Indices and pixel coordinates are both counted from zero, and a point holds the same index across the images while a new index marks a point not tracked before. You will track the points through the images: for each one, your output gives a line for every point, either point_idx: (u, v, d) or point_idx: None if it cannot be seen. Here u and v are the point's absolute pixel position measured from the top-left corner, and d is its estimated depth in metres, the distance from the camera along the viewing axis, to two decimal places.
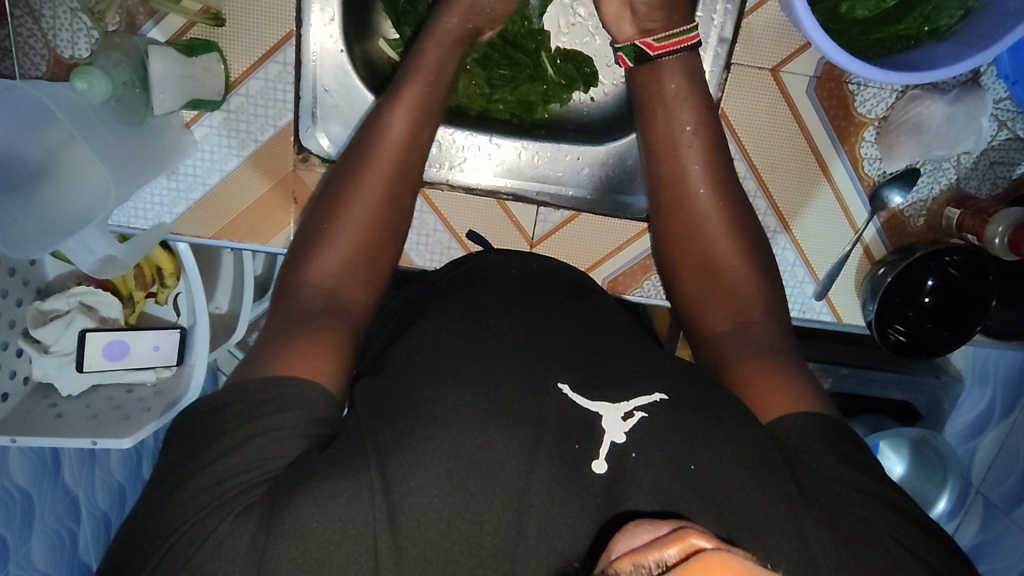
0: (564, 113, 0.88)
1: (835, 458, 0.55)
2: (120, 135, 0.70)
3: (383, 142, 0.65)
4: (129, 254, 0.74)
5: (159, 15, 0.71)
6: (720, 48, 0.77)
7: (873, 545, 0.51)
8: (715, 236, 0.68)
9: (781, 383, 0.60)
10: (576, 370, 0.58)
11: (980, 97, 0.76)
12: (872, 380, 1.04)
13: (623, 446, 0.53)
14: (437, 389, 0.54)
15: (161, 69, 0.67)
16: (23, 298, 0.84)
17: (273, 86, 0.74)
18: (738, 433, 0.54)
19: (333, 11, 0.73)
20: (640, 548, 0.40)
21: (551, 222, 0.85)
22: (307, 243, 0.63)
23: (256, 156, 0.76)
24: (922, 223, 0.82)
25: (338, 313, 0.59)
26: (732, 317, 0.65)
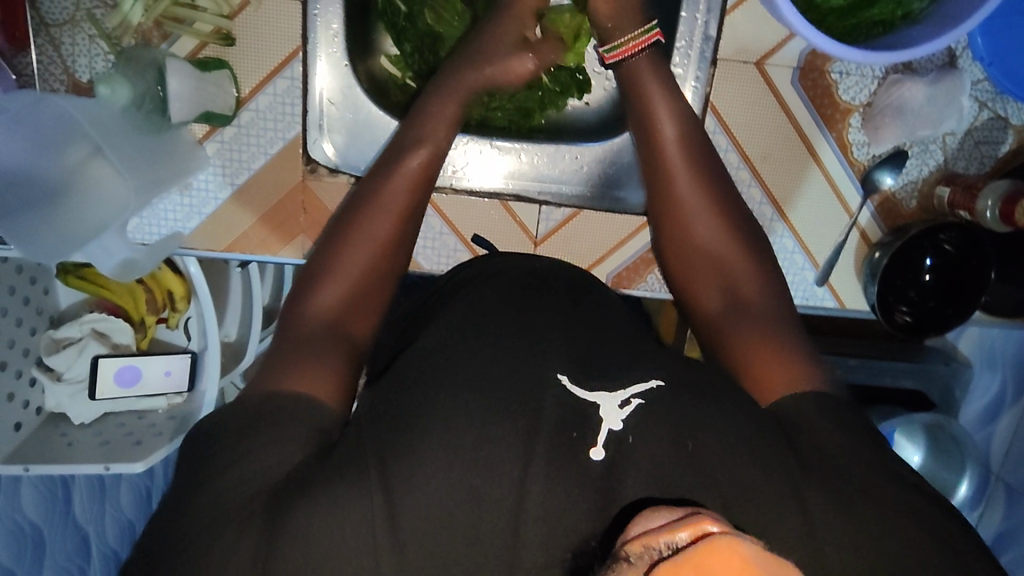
0: (559, 118, 0.90)
1: (840, 431, 0.57)
2: (138, 142, 0.74)
3: (402, 188, 0.68)
4: (148, 259, 0.79)
5: (173, 38, 0.76)
6: (706, 47, 0.79)
7: (874, 511, 0.53)
8: (701, 222, 0.72)
9: (783, 359, 0.63)
10: (573, 362, 0.60)
11: (957, 78, 0.78)
12: (885, 370, 1.04)
13: (621, 433, 0.55)
14: (442, 390, 0.57)
15: (178, 85, 0.72)
16: (37, 327, 0.91)
17: (282, 100, 0.78)
18: (727, 416, 0.56)
19: (336, 27, 0.76)
20: (655, 531, 0.42)
21: (554, 219, 0.88)
22: (312, 277, 0.66)
23: (268, 168, 0.80)
24: (914, 206, 0.84)
25: (344, 340, 0.63)
26: (725, 299, 0.70)
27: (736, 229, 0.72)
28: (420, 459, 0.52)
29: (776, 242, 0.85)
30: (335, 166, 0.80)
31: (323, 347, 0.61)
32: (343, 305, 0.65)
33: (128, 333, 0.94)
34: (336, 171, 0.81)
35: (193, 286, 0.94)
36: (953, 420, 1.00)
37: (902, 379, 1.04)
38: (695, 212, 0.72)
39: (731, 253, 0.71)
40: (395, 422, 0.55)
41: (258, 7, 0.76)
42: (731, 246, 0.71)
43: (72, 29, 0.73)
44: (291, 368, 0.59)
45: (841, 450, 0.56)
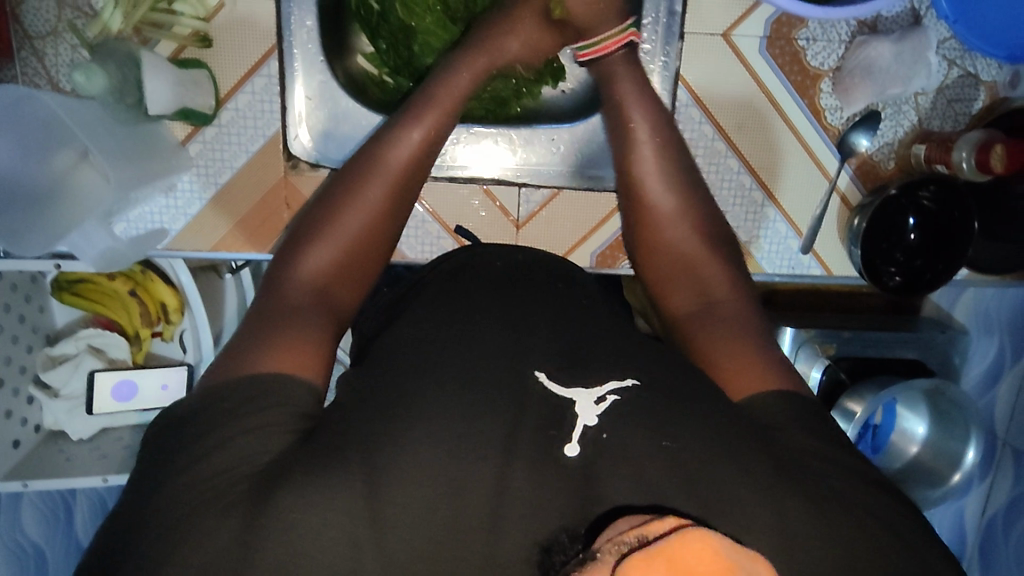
0: (537, 105, 0.91)
1: (809, 436, 0.59)
2: (120, 141, 0.74)
3: (397, 167, 0.71)
4: (130, 250, 0.80)
5: (152, 43, 0.77)
6: (671, 21, 0.81)
7: (841, 511, 0.54)
8: (668, 229, 0.75)
9: (750, 365, 0.65)
10: (553, 360, 0.62)
11: (923, 37, 0.82)
12: (880, 340, 1.04)
13: (595, 429, 0.55)
14: (418, 383, 0.59)
15: (156, 80, 0.72)
16: (34, 345, 0.96)
17: (260, 98, 0.80)
18: (702, 412, 0.58)
19: (310, 24, 0.78)
20: (629, 531, 0.44)
21: (535, 202, 0.89)
22: (300, 243, 0.68)
23: (250, 166, 0.82)
24: (893, 166, 0.89)
25: (331, 312, 0.65)
26: (697, 300, 0.71)
27: (700, 219, 0.75)
28: (399, 451, 0.53)
29: (767, 225, 0.89)
30: (316, 162, 0.82)
31: (309, 317, 0.63)
32: (330, 274, 0.66)
33: (123, 348, 0.99)
34: (317, 166, 0.82)
35: (186, 296, 0.96)
36: (954, 386, 0.94)
37: (897, 350, 1.05)
38: (663, 215, 0.75)
39: (697, 249, 0.74)
40: (380, 405, 0.57)
41: (233, 10, 0.78)
42: (699, 245, 0.74)
43: (54, 40, 0.76)
44: (269, 353, 0.59)
45: (813, 457, 0.58)
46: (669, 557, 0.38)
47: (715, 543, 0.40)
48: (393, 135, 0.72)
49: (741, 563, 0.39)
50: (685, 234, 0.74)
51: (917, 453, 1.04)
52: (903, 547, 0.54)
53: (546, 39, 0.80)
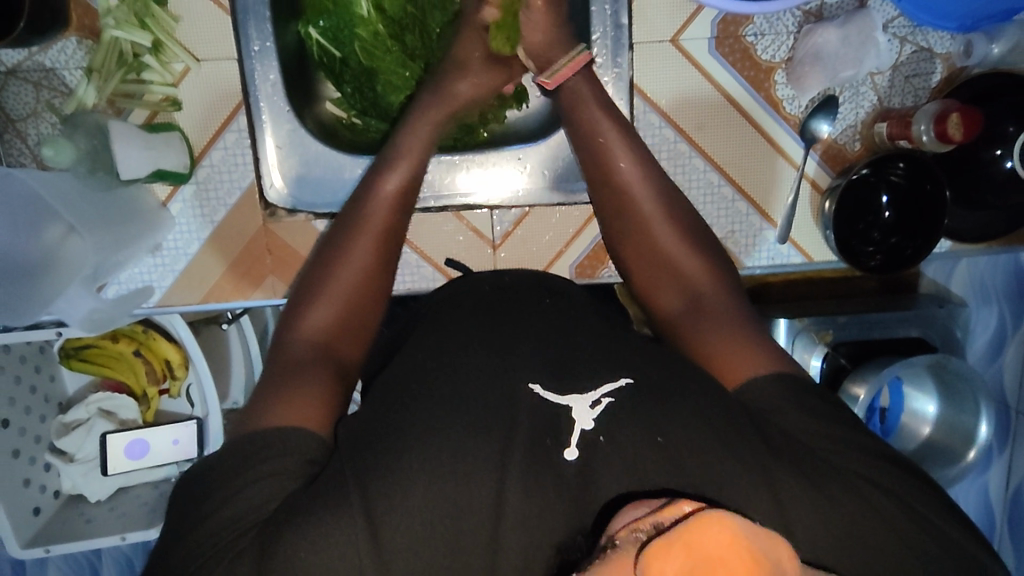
0: (503, 129, 0.94)
1: (805, 414, 0.61)
2: (98, 205, 0.78)
3: (379, 218, 0.72)
4: (115, 308, 0.84)
5: (126, 112, 0.81)
6: (619, 34, 0.84)
7: (837, 484, 0.57)
8: (667, 239, 0.74)
9: (751, 341, 0.67)
10: (545, 369, 0.63)
11: (868, 16, 0.83)
12: (877, 322, 1.05)
13: (592, 432, 0.58)
14: (416, 409, 0.60)
15: (123, 147, 0.75)
16: (46, 414, 0.98)
17: (232, 152, 0.84)
18: (686, 406, 0.59)
19: (274, 77, 0.82)
20: (644, 518, 0.45)
21: (508, 221, 0.91)
22: (300, 303, 0.69)
23: (229, 218, 0.85)
24: (859, 147, 0.89)
25: (335, 363, 0.66)
26: (684, 298, 0.72)
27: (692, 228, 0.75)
28: (403, 474, 0.55)
29: (739, 219, 0.90)
30: (291, 207, 0.85)
31: (305, 369, 0.63)
32: (333, 328, 0.67)
33: (133, 408, 1.00)
34: (294, 211, 0.86)
35: (189, 351, 0.98)
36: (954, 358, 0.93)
37: (897, 329, 1.05)
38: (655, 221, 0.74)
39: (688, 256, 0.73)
40: (373, 436, 0.58)
41: (199, 72, 0.82)
42: (694, 255, 0.73)
43: (35, 120, 0.81)
44: (278, 410, 0.60)
45: (806, 431, 0.61)
46: (687, 542, 0.39)
47: (732, 525, 0.40)
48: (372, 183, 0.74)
49: (761, 542, 0.40)
50: (671, 240, 0.73)
51: (929, 434, 1.01)
52: (903, 511, 0.57)
53: (502, 73, 0.82)
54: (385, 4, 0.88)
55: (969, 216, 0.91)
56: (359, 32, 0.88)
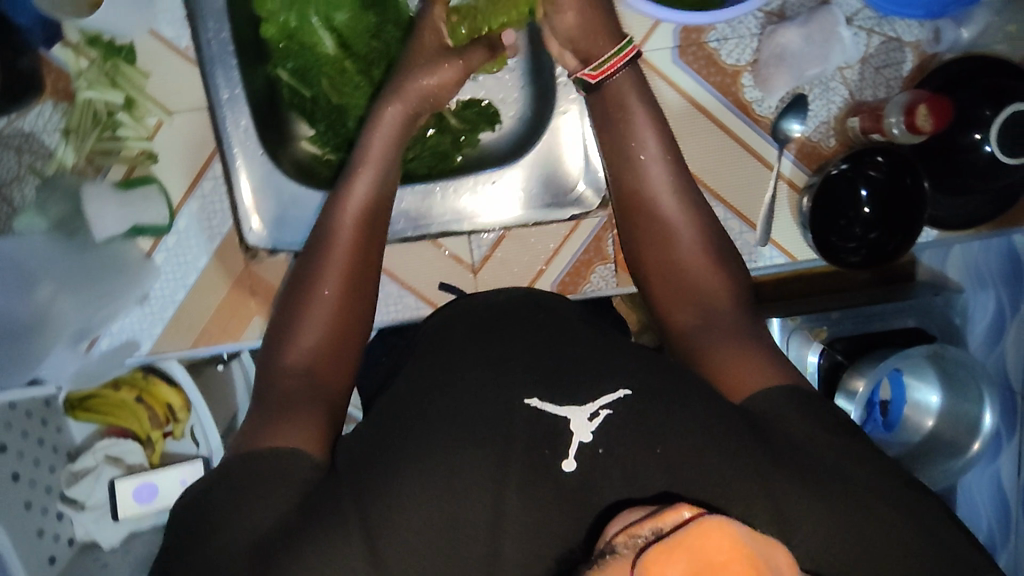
0: (477, 151, 0.95)
1: (798, 412, 0.61)
2: (79, 260, 0.81)
3: (348, 234, 0.73)
4: (100, 368, 0.86)
5: (105, 168, 0.83)
6: None
7: (830, 480, 0.57)
8: (684, 240, 0.75)
9: (755, 362, 0.66)
10: (540, 384, 0.63)
11: (829, 13, 0.83)
12: (871, 314, 1.05)
13: (590, 445, 0.58)
14: (416, 433, 0.61)
15: (97, 204, 0.80)
16: (56, 465, 0.98)
17: (211, 199, 0.86)
18: (668, 413, 0.59)
19: (243, 121, 0.83)
20: (636, 522, 0.47)
21: (485, 245, 0.91)
22: (279, 336, 0.69)
23: (212, 263, 0.87)
24: (835, 142, 0.88)
25: (321, 395, 0.65)
26: (699, 313, 0.72)
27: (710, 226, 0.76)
28: (400, 495, 0.56)
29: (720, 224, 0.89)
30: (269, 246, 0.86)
31: (305, 398, 0.64)
32: (316, 356, 0.67)
33: (138, 453, 1.04)
34: (275, 251, 0.87)
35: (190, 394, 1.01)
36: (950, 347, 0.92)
37: (894, 320, 1.05)
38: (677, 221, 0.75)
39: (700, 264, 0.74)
40: (373, 455, 0.61)
41: (172, 124, 0.84)
42: (709, 265, 0.74)
43: (19, 184, 0.80)
44: (271, 432, 0.61)
45: (799, 432, 0.60)
46: (687, 547, 0.41)
47: (732, 530, 0.42)
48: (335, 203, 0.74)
49: (757, 545, 0.42)
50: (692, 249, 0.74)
51: (933, 426, 1.00)
52: (897, 498, 0.57)
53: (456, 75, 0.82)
54: (351, 42, 0.90)
55: (953, 203, 0.90)
56: (326, 70, 0.90)
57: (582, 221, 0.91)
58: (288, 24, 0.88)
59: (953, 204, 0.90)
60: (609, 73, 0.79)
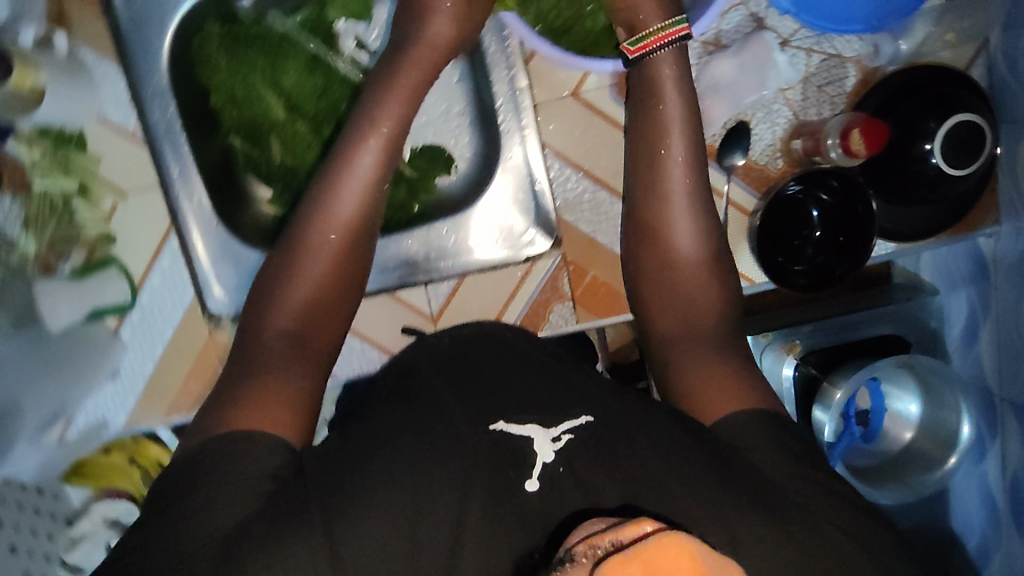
0: (435, 198, 0.92)
1: (748, 431, 0.65)
2: (43, 354, 0.85)
3: (354, 199, 0.76)
4: (69, 451, 0.89)
5: (66, 253, 0.86)
6: (517, 97, 0.87)
7: (773, 493, 0.60)
8: (683, 238, 0.80)
9: (727, 377, 0.71)
10: (504, 408, 0.67)
11: (763, 42, 0.84)
12: (844, 323, 1.03)
13: (553, 465, 0.62)
14: (379, 457, 0.63)
15: (54, 294, 0.85)
16: (54, 530, 0.89)
17: (171, 272, 0.89)
18: (625, 437, 0.63)
19: (199, 196, 0.86)
20: (598, 533, 0.48)
21: (443, 294, 0.93)
22: (275, 283, 0.74)
23: (177, 335, 0.90)
24: (782, 164, 0.88)
25: (306, 352, 0.72)
26: (682, 322, 0.78)
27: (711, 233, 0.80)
28: (364, 516, 0.58)
29: None
30: (231, 312, 0.89)
31: (288, 363, 0.70)
32: (303, 312, 0.73)
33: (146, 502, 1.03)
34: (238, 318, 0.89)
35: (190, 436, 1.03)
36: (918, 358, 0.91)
37: (869, 326, 1.03)
38: (677, 220, 0.79)
39: (694, 273, 0.79)
40: (338, 466, 0.62)
41: (125, 205, 0.88)
42: (703, 282, 0.78)
43: None
44: (252, 413, 0.66)
45: (750, 447, 0.64)
46: (646, 560, 0.42)
47: (689, 547, 0.43)
48: (347, 165, 0.77)
49: (714, 567, 0.43)
50: (693, 254, 0.79)
51: (912, 439, 0.99)
52: (836, 503, 0.60)
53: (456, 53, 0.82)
54: (299, 102, 0.89)
55: (906, 212, 0.88)
56: (276, 132, 0.90)
57: (536, 263, 0.91)
58: (234, 92, 0.88)
59: (908, 214, 0.89)
60: (648, 52, 0.80)
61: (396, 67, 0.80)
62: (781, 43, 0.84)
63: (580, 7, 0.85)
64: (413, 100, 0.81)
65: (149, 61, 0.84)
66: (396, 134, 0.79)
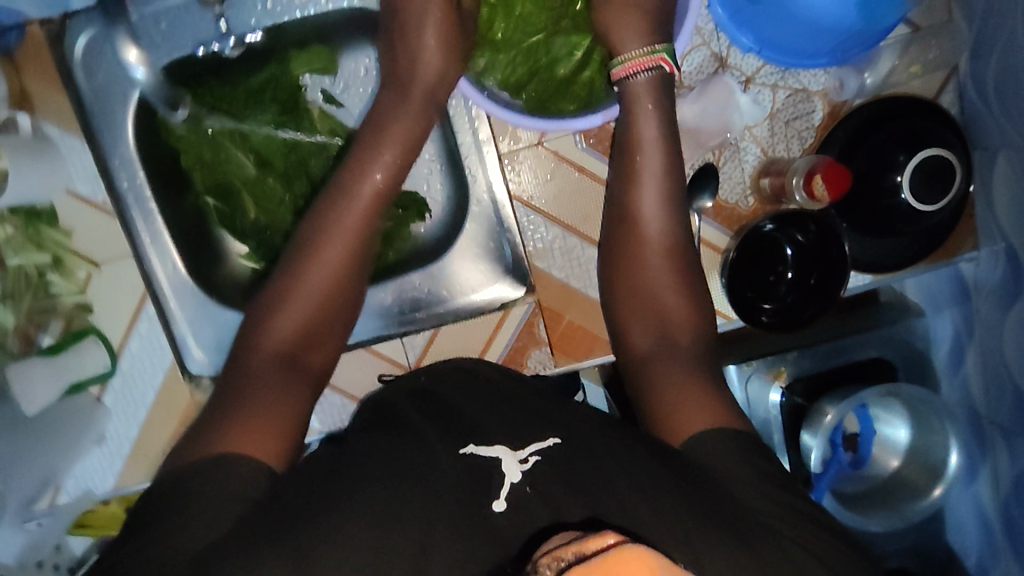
0: (410, 245, 0.92)
1: (735, 462, 0.63)
2: (28, 429, 0.87)
3: (359, 214, 0.77)
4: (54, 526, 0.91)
5: (46, 325, 0.88)
6: (481, 150, 0.88)
7: (759, 521, 0.57)
8: (659, 254, 0.80)
9: (711, 405, 0.69)
10: (476, 434, 0.65)
11: (724, 84, 0.84)
12: (839, 346, 1.00)
13: (520, 484, 0.59)
14: (350, 497, 0.58)
15: (32, 371, 0.85)
16: None
17: (149, 338, 0.90)
18: (598, 467, 0.60)
19: (174, 260, 0.87)
20: (567, 542, 0.46)
21: (419, 345, 0.93)
22: (271, 302, 0.75)
23: (159, 398, 0.90)
24: (753, 202, 0.88)
25: (299, 372, 0.73)
26: (656, 337, 0.78)
27: (677, 261, 0.80)
28: (336, 537, 0.55)
29: None
30: (211, 372, 0.89)
31: (279, 382, 0.71)
32: (298, 331, 0.74)
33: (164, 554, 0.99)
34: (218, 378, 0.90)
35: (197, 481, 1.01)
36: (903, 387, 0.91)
37: (856, 351, 1.01)
38: (654, 231, 0.80)
39: (670, 291, 0.79)
40: (314, 489, 0.60)
41: (101, 274, 0.89)
42: (674, 299, 0.79)
43: None
44: (237, 433, 0.65)
45: (739, 484, 0.61)
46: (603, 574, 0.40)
47: (652, 559, 0.41)
48: (355, 175, 0.78)
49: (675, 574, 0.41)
50: (664, 275, 0.79)
51: (899, 467, 0.98)
52: (825, 534, 0.58)
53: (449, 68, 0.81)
54: (268, 159, 0.90)
55: (880, 244, 0.87)
56: (248, 191, 0.91)
57: (510, 310, 0.91)
58: (205, 154, 0.89)
59: (882, 246, 0.88)
60: (627, 76, 0.79)
61: (372, 120, 0.82)
62: (742, 83, 0.85)
63: (538, 58, 0.83)
64: (422, 110, 0.81)
65: (114, 133, 0.86)
66: (410, 142, 0.81)
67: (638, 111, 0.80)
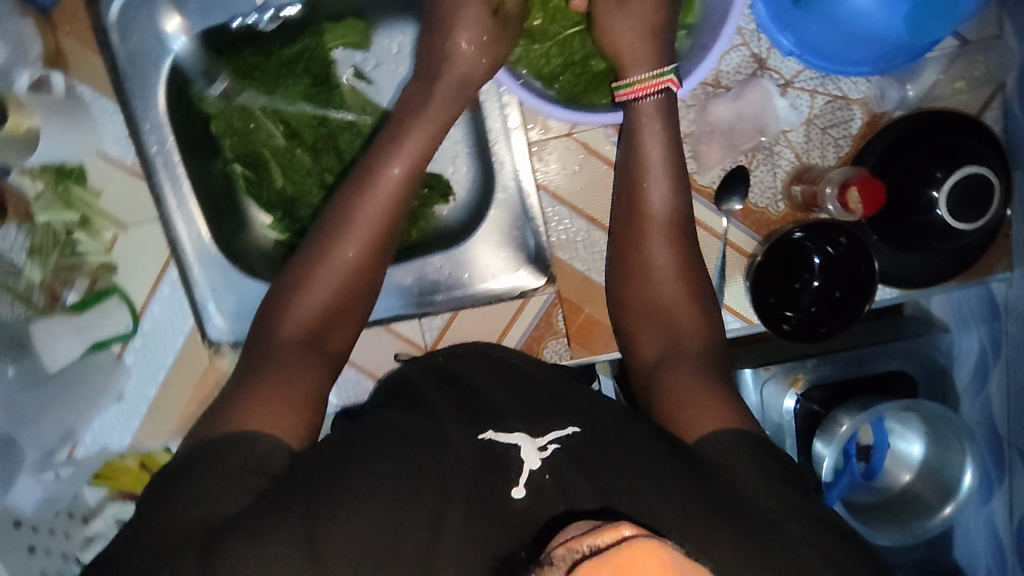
0: (434, 226, 0.93)
1: (754, 468, 0.60)
2: (48, 387, 0.87)
3: (385, 200, 0.75)
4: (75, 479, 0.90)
5: (73, 282, 0.88)
6: (510, 137, 0.87)
7: (777, 524, 0.56)
8: (663, 259, 0.78)
9: (724, 407, 0.66)
10: (493, 420, 0.65)
11: (761, 88, 0.83)
12: (866, 356, 0.98)
13: (539, 470, 0.59)
14: (358, 462, 0.58)
15: (54, 329, 0.86)
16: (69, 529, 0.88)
17: (171, 301, 0.91)
18: (614, 461, 0.59)
19: (197, 225, 0.87)
20: (581, 537, 0.43)
21: (437, 327, 0.93)
22: (291, 284, 0.73)
23: (177, 363, 0.92)
24: (784, 207, 0.87)
25: (319, 353, 0.71)
26: (664, 344, 0.75)
27: (684, 266, 0.78)
28: (346, 513, 0.54)
29: None
30: (232, 340, 0.90)
31: (300, 359, 0.69)
32: (320, 314, 0.72)
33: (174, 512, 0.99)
34: (237, 344, 0.91)
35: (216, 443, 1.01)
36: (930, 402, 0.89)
37: (878, 362, 0.98)
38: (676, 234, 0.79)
39: (679, 297, 0.77)
40: (327, 462, 0.59)
41: (125, 236, 0.90)
42: (690, 307, 0.76)
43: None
44: (257, 407, 0.63)
45: (756, 489, 0.58)
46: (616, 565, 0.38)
47: (664, 554, 0.39)
48: (379, 165, 0.76)
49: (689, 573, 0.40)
50: (669, 282, 0.77)
51: (909, 482, 0.98)
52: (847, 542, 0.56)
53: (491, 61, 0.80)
54: (297, 130, 0.90)
55: (909, 258, 0.86)
56: (275, 160, 0.91)
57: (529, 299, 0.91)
58: (235, 125, 0.90)
59: (914, 258, 0.86)
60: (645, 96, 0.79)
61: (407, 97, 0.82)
62: (780, 86, 0.84)
63: (572, 51, 0.85)
64: (450, 102, 0.80)
65: (146, 98, 0.85)
66: (433, 133, 0.78)
67: (645, 128, 0.79)
